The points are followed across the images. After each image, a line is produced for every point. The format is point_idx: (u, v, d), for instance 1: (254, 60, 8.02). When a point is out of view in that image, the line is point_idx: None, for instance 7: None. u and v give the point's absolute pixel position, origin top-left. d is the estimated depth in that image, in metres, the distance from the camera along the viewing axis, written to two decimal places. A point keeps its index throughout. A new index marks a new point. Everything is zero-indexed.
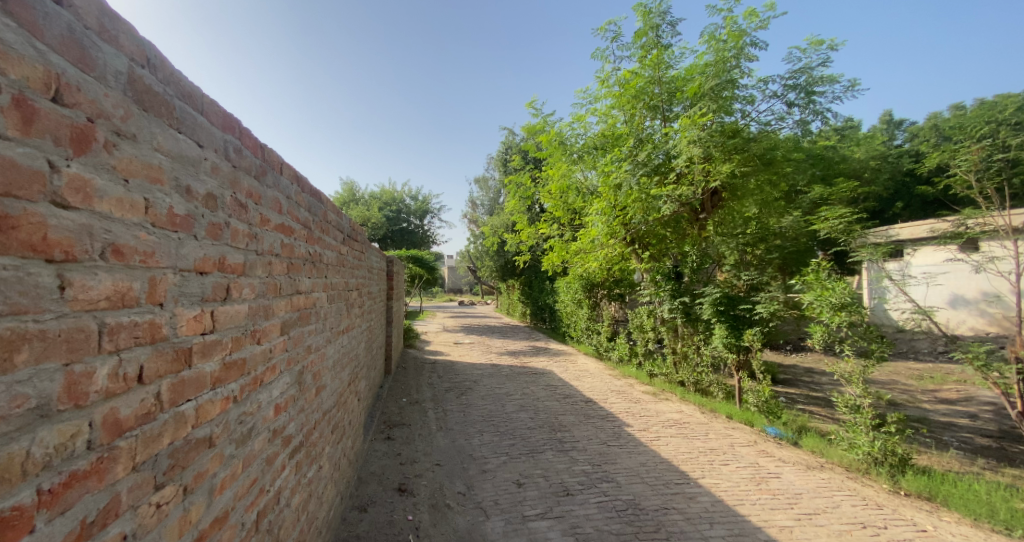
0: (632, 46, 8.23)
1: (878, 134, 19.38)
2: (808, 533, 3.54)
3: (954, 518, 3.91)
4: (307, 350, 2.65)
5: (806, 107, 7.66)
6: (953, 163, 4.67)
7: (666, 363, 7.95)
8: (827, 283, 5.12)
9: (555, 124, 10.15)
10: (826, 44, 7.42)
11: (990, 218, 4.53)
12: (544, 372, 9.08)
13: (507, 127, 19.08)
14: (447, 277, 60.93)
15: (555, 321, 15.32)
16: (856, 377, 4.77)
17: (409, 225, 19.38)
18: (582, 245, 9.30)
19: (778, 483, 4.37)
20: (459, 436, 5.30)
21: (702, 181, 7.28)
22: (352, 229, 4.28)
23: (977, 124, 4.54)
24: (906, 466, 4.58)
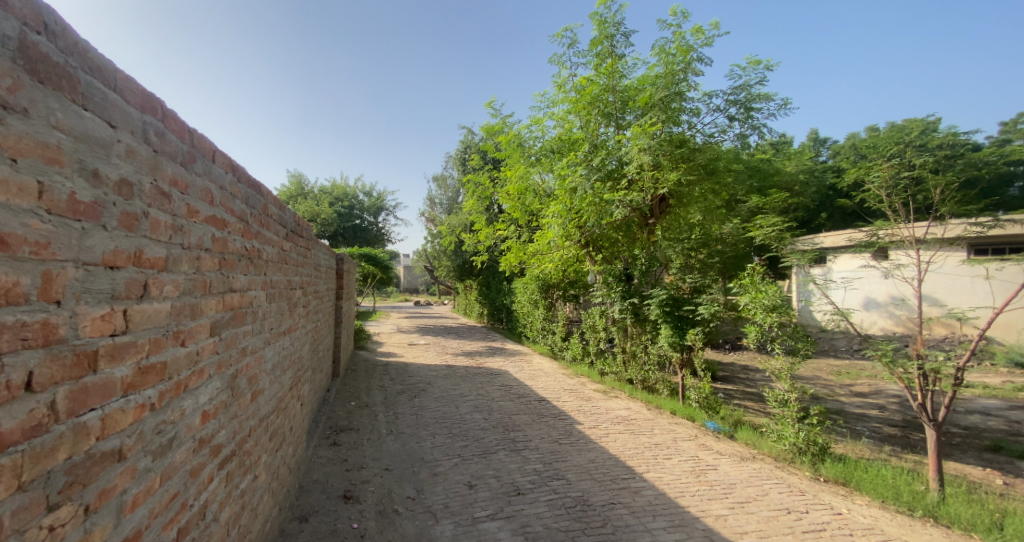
0: (588, 53, 8.43)
1: (806, 150, 20.80)
2: (740, 520, 3.73)
3: (868, 502, 4.22)
4: (241, 353, 2.56)
5: (746, 122, 8.07)
6: (867, 178, 5.06)
7: (617, 362, 8.17)
8: (760, 286, 5.41)
9: (513, 126, 10.25)
10: (763, 64, 7.88)
11: (898, 230, 4.81)
12: (498, 372, 9.12)
13: (466, 128, 19.10)
14: (402, 276, 60.13)
15: (511, 321, 15.41)
16: (785, 373, 5.09)
17: (362, 221, 18.97)
18: (538, 246, 9.40)
19: (715, 474, 4.59)
20: (410, 440, 5.24)
21: (651, 188, 7.58)
22: (296, 224, 4.16)
23: (887, 144, 4.96)
24: (827, 456, 4.92)
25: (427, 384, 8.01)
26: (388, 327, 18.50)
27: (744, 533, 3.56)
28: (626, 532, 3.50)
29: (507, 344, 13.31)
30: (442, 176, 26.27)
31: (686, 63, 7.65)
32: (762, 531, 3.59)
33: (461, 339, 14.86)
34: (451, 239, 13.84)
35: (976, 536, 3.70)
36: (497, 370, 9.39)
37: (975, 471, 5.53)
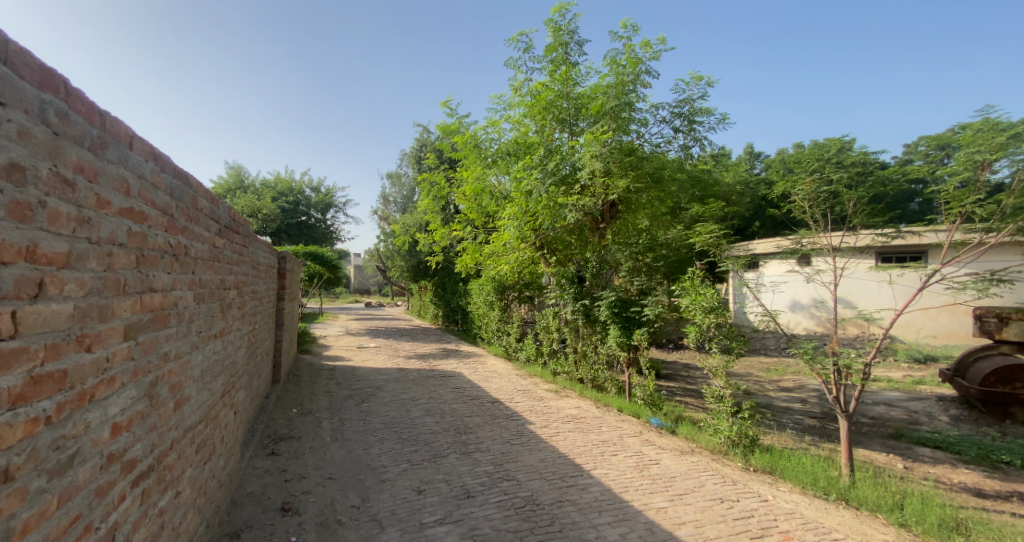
0: (543, 59, 8.57)
1: (740, 162, 21.96)
2: (679, 512, 3.89)
3: (793, 489, 4.50)
4: (162, 358, 2.45)
5: (689, 133, 8.43)
6: (793, 191, 5.40)
7: (568, 362, 8.33)
8: (699, 289, 5.61)
9: (469, 126, 10.26)
10: (705, 80, 8.27)
11: (817, 238, 5.24)
12: (451, 374, 9.09)
13: (421, 126, 18.92)
14: (351, 276, 58.71)
15: (467, 323, 15.38)
16: (720, 370, 5.36)
17: (308, 218, 18.37)
18: (493, 248, 9.23)
19: (657, 468, 4.76)
20: (357, 447, 5.14)
21: (602, 194, 7.80)
22: (232, 218, 4.00)
23: (810, 160, 5.32)
24: (757, 447, 5.20)
25: (377, 388, 7.89)
26: (335, 328, 17.98)
27: (682, 523, 3.71)
28: (572, 529, 3.57)
29: (460, 346, 13.26)
30: (395, 173, 25.88)
31: (635, 75, 7.98)
32: (698, 521, 3.76)
33: (412, 340, 14.67)
34: (403, 238, 13.61)
35: (881, 516, 4.01)
36: (451, 373, 9.34)
37: (881, 457, 6.01)
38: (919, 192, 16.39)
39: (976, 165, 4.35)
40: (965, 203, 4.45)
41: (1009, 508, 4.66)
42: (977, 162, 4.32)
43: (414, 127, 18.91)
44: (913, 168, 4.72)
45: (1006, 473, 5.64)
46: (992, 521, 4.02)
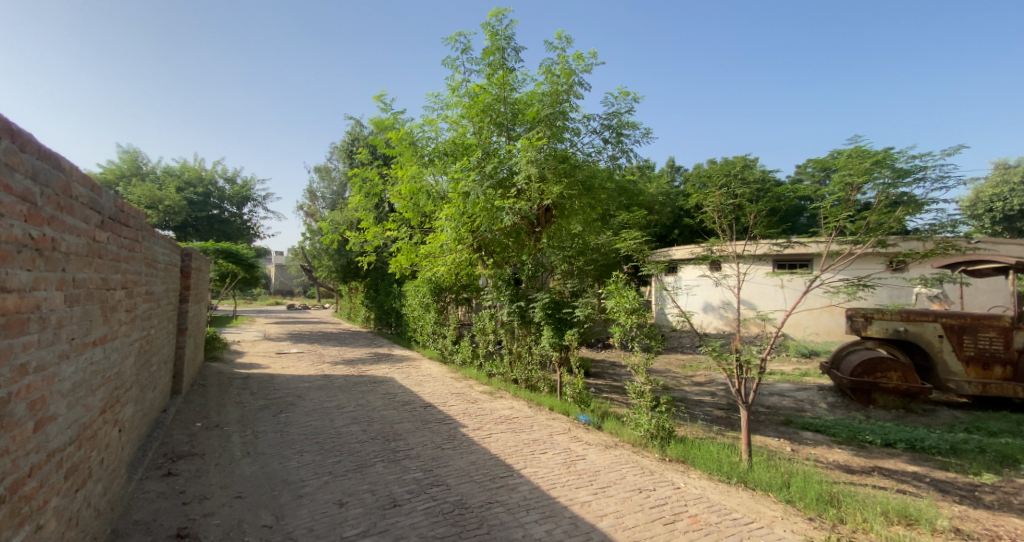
0: (480, 62, 8.71)
1: (663, 175, 23.10)
2: (601, 504, 4.04)
3: (701, 476, 4.81)
4: (18, 370, 2.25)
5: (617, 145, 8.83)
6: (705, 203, 5.67)
7: (503, 363, 8.41)
8: (623, 291, 5.83)
9: (404, 122, 10.21)
10: (632, 96, 8.69)
11: (725, 246, 5.65)
12: (382, 379, 8.90)
13: (353, 119, 18.45)
14: (278, 277, 55.89)
15: (401, 325, 15.07)
16: (641, 367, 5.62)
17: (221, 211, 17.39)
18: (430, 249, 9.00)
19: (583, 464, 4.91)
20: (273, 461, 4.89)
21: (537, 198, 8.05)
22: (118, 209, 3.73)
23: (718, 175, 5.59)
24: (672, 438, 5.52)
25: (298, 396, 7.58)
26: (252, 334, 16.99)
27: (604, 515, 3.85)
28: (500, 529, 3.62)
29: (393, 350, 13.02)
30: (324, 167, 25.07)
31: (568, 86, 8.33)
32: (619, 512, 3.92)
33: (340, 345, 14.19)
34: (331, 235, 13.08)
35: (772, 494, 4.39)
36: (382, 378, 9.12)
37: (772, 441, 6.53)
38: (807, 204, 17.39)
39: (847, 186, 4.86)
40: (838, 219, 4.99)
41: (872, 481, 5.20)
42: (847, 183, 4.84)
43: (346, 120, 18.39)
44: (794, 185, 5.25)
45: (870, 450, 6.32)
46: (858, 491, 4.54)
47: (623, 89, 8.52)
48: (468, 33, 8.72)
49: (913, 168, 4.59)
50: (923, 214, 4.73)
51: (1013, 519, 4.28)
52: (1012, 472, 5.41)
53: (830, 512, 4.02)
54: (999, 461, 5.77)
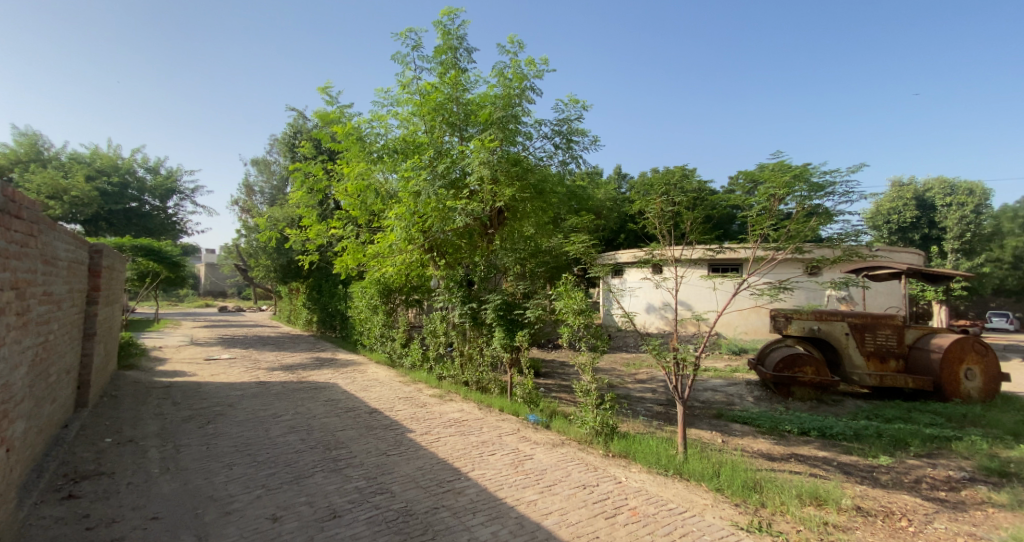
0: (432, 60, 8.67)
1: (610, 181, 23.74)
2: (546, 502, 4.10)
3: (642, 470, 4.98)
4: None
5: (567, 150, 9.01)
6: (646, 209, 5.90)
7: (454, 365, 8.36)
8: (571, 292, 5.96)
9: (351, 116, 9.92)
10: (582, 103, 8.91)
11: (664, 250, 5.88)
12: (326, 385, 8.60)
13: (295, 110, 17.72)
14: (208, 278, 52.64)
15: (346, 328, 14.61)
16: (587, 367, 5.77)
17: (140, 204, 16.19)
18: (378, 248, 8.78)
19: (530, 463, 4.96)
20: (196, 477, 4.58)
21: (489, 200, 8.09)
22: (6, 200, 3.40)
23: (658, 183, 5.87)
24: (615, 434, 5.69)
25: (230, 405, 7.17)
26: (177, 338, 15.83)
27: (549, 513, 3.91)
28: (446, 534, 3.58)
29: (337, 354, 12.58)
30: (262, 161, 23.93)
31: (520, 90, 8.47)
32: (564, 509, 3.99)
33: (278, 349, 13.54)
34: (268, 233, 12.41)
35: (704, 484, 4.62)
36: (325, 383, 8.78)
37: (706, 433, 6.87)
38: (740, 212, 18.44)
39: (770, 197, 5.20)
40: (762, 226, 5.35)
41: (789, 466, 5.58)
42: (771, 195, 5.17)
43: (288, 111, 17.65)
44: (724, 195, 5.56)
45: (789, 438, 6.78)
46: (777, 476, 4.91)
47: (572, 96, 8.73)
48: (418, 30, 8.65)
49: (828, 183, 5.00)
50: (834, 224, 5.19)
51: (908, 497, 4.76)
52: (905, 455, 6.03)
53: (754, 497, 4.30)
54: (894, 445, 6.42)
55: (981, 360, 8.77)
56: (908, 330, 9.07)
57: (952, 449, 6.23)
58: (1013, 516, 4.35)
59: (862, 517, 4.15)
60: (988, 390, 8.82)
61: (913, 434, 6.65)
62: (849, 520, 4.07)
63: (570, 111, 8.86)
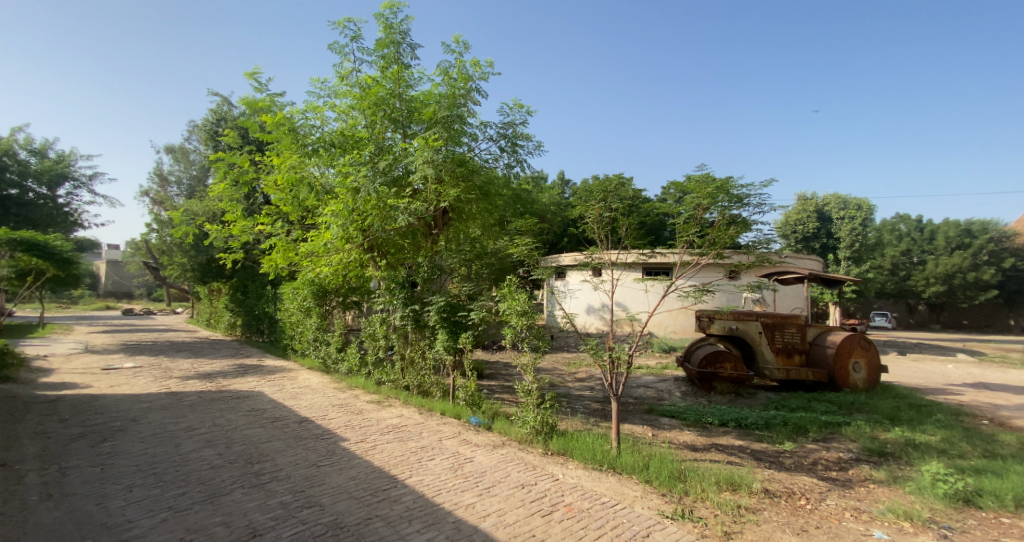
0: (373, 53, 8.40)
1: (551, 185, 24.16)
2: (485, 505, 4.09)
3: (578, 466, 5.11)
4: None
5: (512, 154, 9.05)
6: (586, 214, 6.07)
7: (394, 370, 8.14)
8: (514, 294, 6.00)
9: (283, 106, 9.38)
10: (527, 108, 8.97)
11: (601, 254, 6.08)
12: (250, 394, 8.05)
13: (218, 95, 16.42)
14: (110, 278, 47.68)
15: (275, 333, 13.80)
16: (529, 367, 5.85)
17: (24, 192, 14.33)
18: (311, 247, 8.35)
19: (470, 466, 4.93)
20: (87, 503, 4.11)
21: (434, 200, 7.96)
22: None
23: (597, 190, 6.04)
24: (554, 433, 5.80)
25: (132, 420, 6.51)
26: (71, 345, 14.16)
27: (487, 515, 3.91)
28: None
29: (263, 360, 11.83)
30: (179, 149, 22.07)
31: (465, 90, 8.37)
32: (502, 510, 4.00)
33: (194, 356, 12.50)
34: (185, 229, 11.34)
35: (635, 476, 4.82)
36: (249, 392, 8.22)
37: (638, 428, 7.16)
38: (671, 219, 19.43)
39: (696, 206, 5.54)
40: (688, 233, 5.67)
41: (710, 456, 5.96)
42: (696, 204, 5.50)
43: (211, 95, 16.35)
44: (656, 204, 5.83)
45: (710, 430, 7.23)
46: (699, 465, 5.22)
47: (517, 101, 8.76)
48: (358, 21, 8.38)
49: (746, 195, 5.39)
50: (749, 234, 5.60)
51: (810, 479, 5.23)
52: (807, 441, 6.64)
53: (678, 486, 4.55)
54: (798, 432, 7.05)
55: (866, 353, 9.83)
56: (808, 328, 10.03)
57: (843, 433, 6.95)
58: (891, 491, 4.94)
59: (770, 499, 4.52)
60: (872, 380, 9.89)
61: (814, 421, 7.34)
62: (758, 502, 4.42)
63: (516, 116, 8.89)
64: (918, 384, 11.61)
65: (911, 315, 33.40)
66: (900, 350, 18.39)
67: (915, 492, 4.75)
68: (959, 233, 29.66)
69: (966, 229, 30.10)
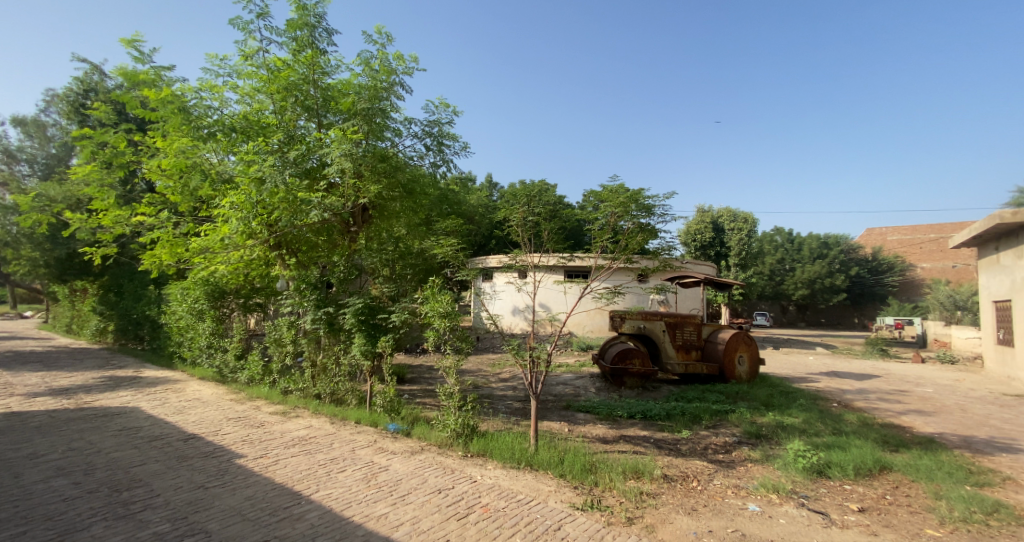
0: (284, 34, 7.88)
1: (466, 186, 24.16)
2: (399, 514, 3.97)
3: (497, 466, 5.12)
4: None
5: (438, 153, 8.90)
6: (510, 218, 6.12)
7: (303, 377, 7.70)
8: (438, 295, 5.91)
9: (171, 81, 8.52)
10: (452, 108, 8.81)
11: (525, 257, 6.18)
12: (123, 411, 7.20)
13: (88, 63, 14.57)
14: None
15: (158, 340, 12.52)
16: (452, 370, 5.76)
17: None
18: (206, 243, 7.71)
19: (385, 475, 4.76)
20: None
21: (352, 196, 7.64)
22: None
23: (522, 195, 6.09)
24: (474, 434, 5.78)
25: None
26: None
27: (400, 524, 3.79)
28: None
29: (142, 371, 10.64)
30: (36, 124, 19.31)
31: (388, 83, 8.06)
32: (416, 518, 3.91)
33: (52, 369, 10.91)
34: (36, 216, 9.84)
35: (550, 471, 4.94)
36: (123, 409, 7.34)
37: (556, 424, 7.33)
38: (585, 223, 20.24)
39: (610, 215, 5.78)
40: (603, 240, 5.92)
41: (619, 447, 6.24)
42: (611, 214, 5.74)
43: (77, 64, 14.46)
44: (574, 210, 5.98)
45: (620, 422, 7.58)
46: (608, 457, 5.45)
47: (442, 101, 8.61)
48: None
49: (654, 205, 5.71)
50: (655, 241, 5.93)
51: (700, 462, 5.65)
52: (700, 428, 7.17)
53: (589, 478, 4.72)
54: (693, 420, 7.59)
55: (748, 347, 10.89)
56: (705, 326, 10.87)
57: (729, 419, 7.62)
58: (764, 467, 5.47)
59: (667, 483, 4.82)
60: (754, 371, 10.94)
61: (706, 410, 7.96)
62: (658, 487, 4.69)
63: (442, 115, 8.67)
64: (789, 374, 13.05)
65: (784, 315, 37.45)
66: (775, 344, 20.57)
67: (781, 467, 5.29)
68: (819, 244, 33.75)
69: (827, 240, 34.36)
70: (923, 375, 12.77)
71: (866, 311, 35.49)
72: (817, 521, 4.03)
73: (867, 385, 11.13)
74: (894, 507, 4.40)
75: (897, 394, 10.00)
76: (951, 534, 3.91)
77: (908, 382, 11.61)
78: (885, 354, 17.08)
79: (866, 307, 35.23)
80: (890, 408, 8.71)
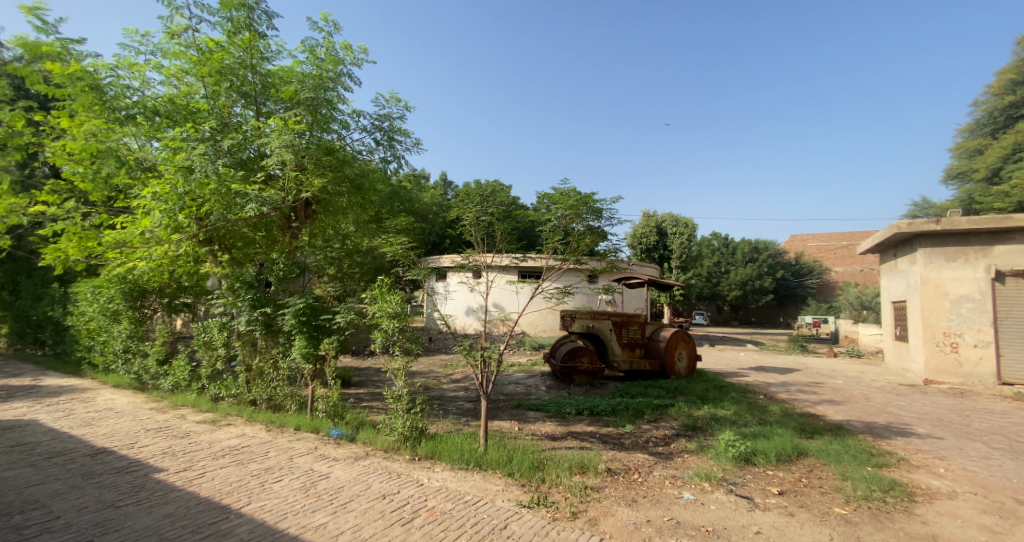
0: (218, 14, 7.49)
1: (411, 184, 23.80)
2: (339, 523, 3.84)
3: (445, 468, 5.06)
4: None
5: (388, 148, 8.70)
6: (462, 217, 6.08)
7: (237, 383, 7.33)
8: (386, 295, 5.76)
9: (82, 58, 7.86)
10: (403, 103, 8.61)
11: (476, 257, 6.15)
12: (19, 425, 6.57)
13: None
14: None
15: (65, 345, 11.50)
16: (401, 372, 5.65)
17: None
18: (123, 236, 7.11)
19: (326, 483, 4.60)
20: None
21: (293, 189, 7.26)
22: None
23: (475, 195, 6.05)
24: (423, 437, 5.69)
25: None
26: None
27: (340, 533, 3.67)
28: None
29: (44, 380, 9.74)
30: None
31: (334, 73, 7.77)
32: (358, 525, 3.80)
33: None
34: None
35: (499, 471, 4.93)
36: (21, 423, 6.69)
37: (505, 423, 7.32)
38: None
39: (562, 217, 5.84)
40: (553, 240, 5.98)
41: (566, 443, 6.32)
42: (563, 215, 5.81)
43: None
44: (527, 211, 5.99)
45: (567, 419, 7.68)
46: (555, 453, 5.51)
47: (393, 96, 8.45)
48: None
49: (602, 208, 5.84)
50: (603, 243, 6.06)
51: (640, 455, 5.82)
52: (641, 423, 7.38)
53: (536, 475, 4.75)
54: (636, 415, 7.80)
55: (686, 345, 11.35)
56: (648, 325, 11.20)
57: (669, 413, 7.89)
58: (698, 458, 5.69)
59: (611, 476, 4.93)
60: (691, 368, 11.41)
61: (648, 405, 8.20)
62: (602, 480, 4.79)
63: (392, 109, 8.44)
64: (721, 369, 13.70)
65: (718, 315, 39.31)
66: (711, 342, 21.53)
67: (713, 457, 5.52)
68: (750, 248, 35.66)
69: (757, 243, 36.39)
70: (835, 368, 13.78)
71: (790, 311, 37.87)
72: (743, 505, 4.23)
73: (788, 378, 11.88)
74: (810, 489, 4.68)
75: (815, 386, 10.72)
76: (855, 510, 4.21)
77: (823, 374, 12.48)
78: (805, 350, 18.30)
79: (790, 307, 37.60)
80: (807, 398, 9.34)
